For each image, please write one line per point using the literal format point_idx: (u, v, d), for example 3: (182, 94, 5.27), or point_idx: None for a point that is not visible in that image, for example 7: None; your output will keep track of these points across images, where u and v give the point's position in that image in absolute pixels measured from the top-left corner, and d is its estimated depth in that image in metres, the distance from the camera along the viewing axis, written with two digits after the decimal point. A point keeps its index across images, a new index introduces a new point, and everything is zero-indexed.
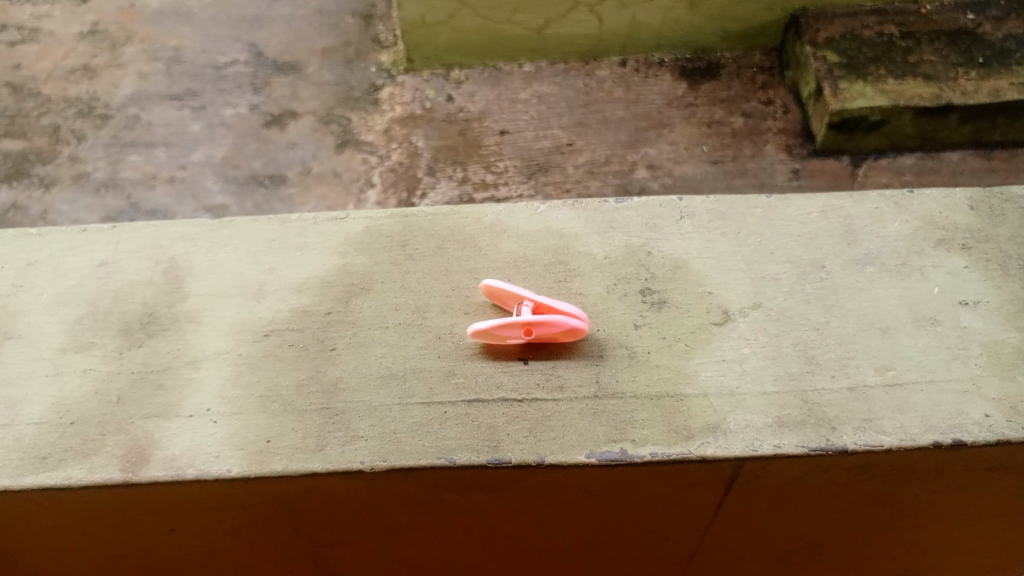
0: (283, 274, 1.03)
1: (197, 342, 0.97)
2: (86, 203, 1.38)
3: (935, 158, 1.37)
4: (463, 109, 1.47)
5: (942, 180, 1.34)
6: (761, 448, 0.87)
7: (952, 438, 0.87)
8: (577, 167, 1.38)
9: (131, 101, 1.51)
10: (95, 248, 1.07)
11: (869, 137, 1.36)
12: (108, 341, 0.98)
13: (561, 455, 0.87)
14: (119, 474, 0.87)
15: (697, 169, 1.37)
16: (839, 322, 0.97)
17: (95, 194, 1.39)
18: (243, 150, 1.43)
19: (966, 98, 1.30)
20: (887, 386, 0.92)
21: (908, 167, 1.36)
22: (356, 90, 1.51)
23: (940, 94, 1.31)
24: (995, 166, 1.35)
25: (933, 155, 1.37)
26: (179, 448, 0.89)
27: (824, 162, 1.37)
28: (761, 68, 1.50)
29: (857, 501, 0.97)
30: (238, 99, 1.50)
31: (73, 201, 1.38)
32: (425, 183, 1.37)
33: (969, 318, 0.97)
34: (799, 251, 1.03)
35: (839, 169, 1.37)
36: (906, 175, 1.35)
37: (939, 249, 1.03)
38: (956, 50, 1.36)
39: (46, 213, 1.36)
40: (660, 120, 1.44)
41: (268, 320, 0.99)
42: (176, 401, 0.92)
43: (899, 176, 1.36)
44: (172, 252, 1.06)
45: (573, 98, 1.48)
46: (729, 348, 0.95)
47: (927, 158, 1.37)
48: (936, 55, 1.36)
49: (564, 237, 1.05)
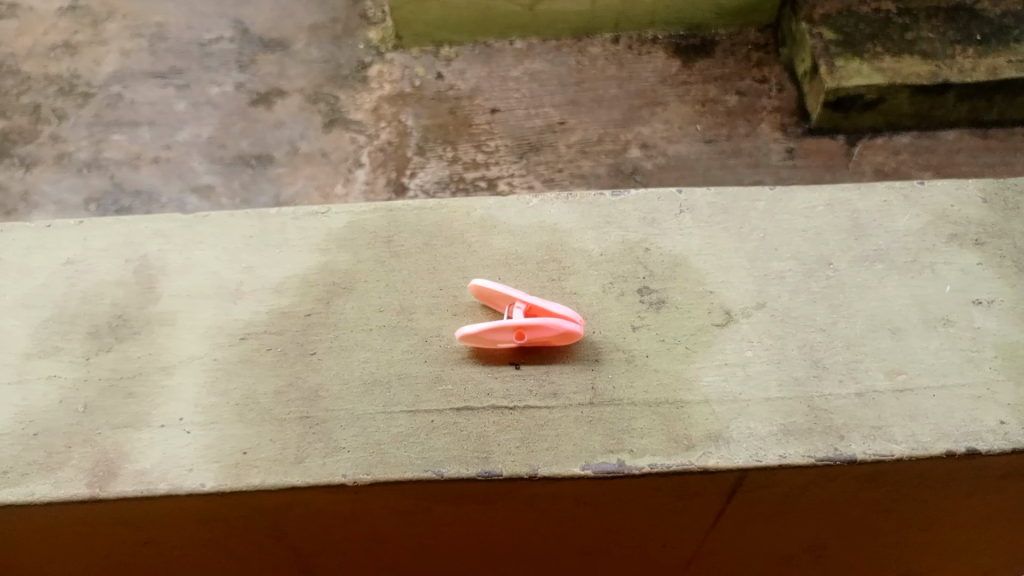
0: (262, 273, 0.98)
1: (171, 346, 0.92)
2: (69, 183, 1.32)
3: (933, 139, 1.32)
4: (453, 87, 1.41)
5: (939, 161, 1.30)
6: (766, 458, 0.82)
7: (966, 447, 0.83)
8: (569, 146, 1.33)
9: (113, 79, 1.44)
10: (62, 246, 1.01)
11: (866, 117, 1.31)
12: (76, 346, 0.93)
13: (555, 467, 0.82)
14: (86, 490, 0.82)
15: (692, 149, 1.32)
16: (846, 323, 0.92)
17: (78, 175, 1.33)
18: (229, 129, 1.37)
19: (964, 77, 1.25)
20: (897, 391, 0.87)
21: (905, 147, 1.31)
22: (345, 67, 1.45)
23: (939, 72, 1.26)
24: (994, 146, 1.31)
25: (930, 136, 1.32)
26: (151, 461, 0.84)
27: (820, 142, 1.32)
28: (756, 45, 1.44)
29: (864, 508, 0.93)
30: (223, 77, 1.44)
31: (56, 182, 1.32)
32: (415, 163, 1.32)
33: (982, 318, 0.93)
34: (804, 246, 0.98)
35: (835, 150, 1.32)
36: (903, 155, 1.30)
37: (951, 245, 0.99)
38: (954, 27, 1.31)
39: (28, 194, 1.30)
40: (654, 98, 1.38)
41: (245, 323, 0.93)
42: (147, 410, 0.87)
43: (895, 156, 1.31)
44: (145, 250, 1.01)
45: (566, 76, 1.42)
46: (731, 350, 0.90)
47: (924, 138, 1.32)
48: (934, 32, 1.30)
49: (559, 233, 1.00)
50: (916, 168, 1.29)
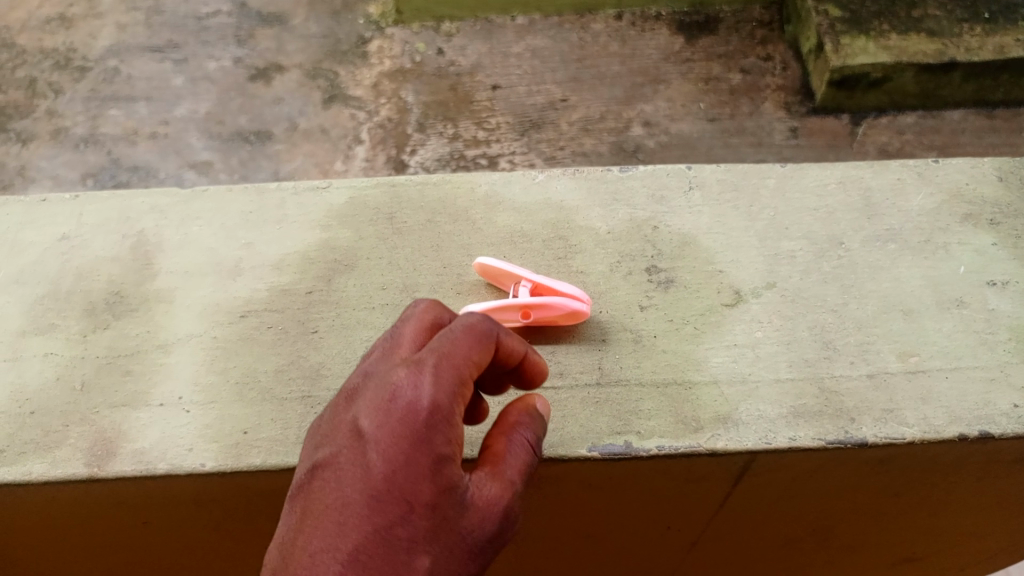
0: (260, 250, 0.96)
1: (169, 324, 0.90)
2: (66, 159, 1.30)
3: (938, 119, 1.29)
4: (454, 63, 1.38)
5: (944, 141, 1.27)
6: (775, 440, 0.81)
7: (978, 431, 0.82)
8: (572, 124, 1.30)
9: (110, 53, 1.41)
10: (56, 221, 0.99)
11: (871, 95, 1.28)
12: (71, 323, 0.91)
13: (561, 448, 0.80)
14: (83, 469, 0.80)
15: (695, 128, 1.30)
16: (857, 304, 0.90)
17: (75, 151, 1.31)
18: (227, 105, 1.34)
19: (972, 55, 1.22)
20: (909, 373, 0.86)
21: (910, 127, 1.29)
22: (344, 43, 1.41)
23: (946, 50, 1.23)
24: (1000, 126, 1.28)
25: (935, 116, 1.29)
26: (149, 441, 0.82)
27: (823, 122, 1.30)
28: (761, 23, 1.41)
29: (871, 491, 0.92)
30: (222, 52, 1.40)
31: (53, 157, 1.30)
32: (415, 140, 1.29)
33: (996, 300, 0.91)
34: (815, 226, 0.96)
35: (839, 129, 1.29)
36: (908, 135, 1.28)
37: (965, 224, 0.97)
38: (962, 4, 1.28)
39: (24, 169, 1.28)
40: (657, 76, 1.35)
41: (244, 301, 0.92)
42: (146, 388, 0.86)
43: (900, 136, 1.28)
44: (142, 225, 0.98)
45: (568, 53, 1.39)
46: (740, 331, 0.88)
47: (929, 118, 1.30)
48: (941, 10, 1.27)
49: (564, 210, 0.98)
50: (921, 148, 1.26)
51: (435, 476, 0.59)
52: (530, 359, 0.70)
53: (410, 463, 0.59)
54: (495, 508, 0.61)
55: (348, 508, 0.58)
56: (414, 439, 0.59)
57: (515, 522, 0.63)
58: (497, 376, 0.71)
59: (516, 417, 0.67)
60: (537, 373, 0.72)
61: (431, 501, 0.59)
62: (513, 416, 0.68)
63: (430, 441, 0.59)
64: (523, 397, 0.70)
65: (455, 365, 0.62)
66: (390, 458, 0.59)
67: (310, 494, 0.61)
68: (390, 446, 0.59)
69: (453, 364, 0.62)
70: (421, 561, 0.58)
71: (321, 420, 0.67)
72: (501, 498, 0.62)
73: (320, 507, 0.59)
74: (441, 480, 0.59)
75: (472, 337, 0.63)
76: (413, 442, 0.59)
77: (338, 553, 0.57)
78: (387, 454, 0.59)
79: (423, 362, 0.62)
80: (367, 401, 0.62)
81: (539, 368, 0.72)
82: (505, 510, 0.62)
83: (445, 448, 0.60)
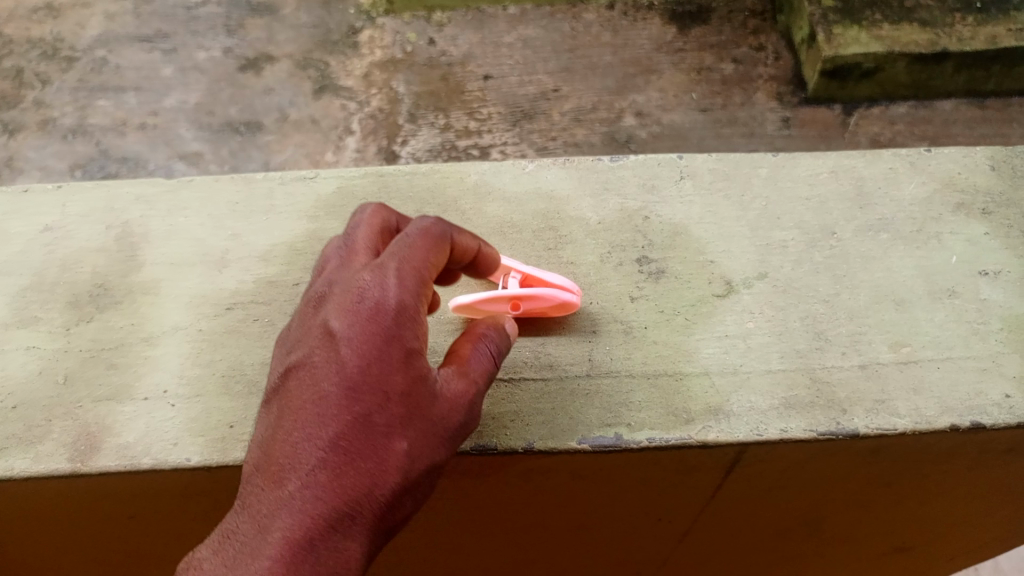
0: (248, 241, 0.94)
1: (155, 316, 0.89)
2: (54, 150, 1.28)
3: (929, 108, 1.29)
4: (445, 53, 1.36)
5: (935, 131, 1.26)
6: (766, 432, 0.80)
7: (969, 421, 0.81)
8: (563, 114, 1.29)
9: (98, 43, 1.39)
10: (40, 212, 0.98)
11: (862, 85, 1.28)
12: (55, 316, 0.90)
13: (551, 440, 0.80)
14: (67, 464, 0.79)
15: (687, 118, 1.29)
16: (849, 294, 0.90)
17: (63, 142, 1.29)
18: (217, 96, 1.33)
19: (964, 45, 1.22)
20: (901, 364, 0.85)
21: (901, 117, 1.28)
22: (335, 33, 1.39)
23: (938, 40, 1.22)
24: (991, 116, 1.28)
25: (926, 105, 1.29)
26: (134, 435, 0.81)
27: (815, 112, 1.29)
28: (753, 13, 1.40)
29: (863, 481, 0.92)
30: (211, 42, 1.39)
31: (41, 148, 1.29)
32: (406, 130, 1.28)
33: (989, 290, 0.90)
34: (808, 215, 0.96)
35: (831, 119, 1.28)
36: (899, 125, 1.27)
37: (958, 214, 0.96)
38: None
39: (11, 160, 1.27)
40: (649, 66, 1.34)
41: (231, 293, 0.90)
42: (131, 381, 0.85)
43: (892, 126, 1.27)
44: (127, 216, 0.97)
45: (560, 43, 1.37)
46: (731, 322, 0.88)
47: (920, 107, 1.29)
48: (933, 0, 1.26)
49: (555, 201, 0.97)
50: (912, 138, 1.26)
51: (404, 368, 0.65)
52: (483, 252, 0.78)
53: (382, 359, 0.65)
54: (462, 400, 0.67)
55: (325, 401, 0.64)
56: (384, 336, 0.65)
57: (478, 415, 0.69)
58: (450, 269, 0.79)
59: (484, 330, 0.72)
60: (489, 263, 0.80)
61: (403, 391, 0.64)
62: (480, 327, 0.73)
63: (400, 338, 0.65)
64: (493, 319, 0.75)
65: (416, 268, 0.68)
66: (362, 353, 0.65)
67: (288, 393, 0.66)
68: (361, 343, 0.65)
69: (414, 269, 0.68)
70: (397, 446, 0.63)
71: (292, 327, 0.72)
72: (468, 391, 0.68)
73: (298, 403, 0.65)
74: (411, 372, 0.65)
75: (428, 240, 0.70)
76: (383, 338, 0.65)
77: (319, 441, 0.63)
78: (359, 350, 0.65)
79: (385, 266, 0.68)
80: (335, 304, 0.67)
81: (491, 259, 0.80)
82: (471, 401, 0.68)
83: (413, 345, 0.66)
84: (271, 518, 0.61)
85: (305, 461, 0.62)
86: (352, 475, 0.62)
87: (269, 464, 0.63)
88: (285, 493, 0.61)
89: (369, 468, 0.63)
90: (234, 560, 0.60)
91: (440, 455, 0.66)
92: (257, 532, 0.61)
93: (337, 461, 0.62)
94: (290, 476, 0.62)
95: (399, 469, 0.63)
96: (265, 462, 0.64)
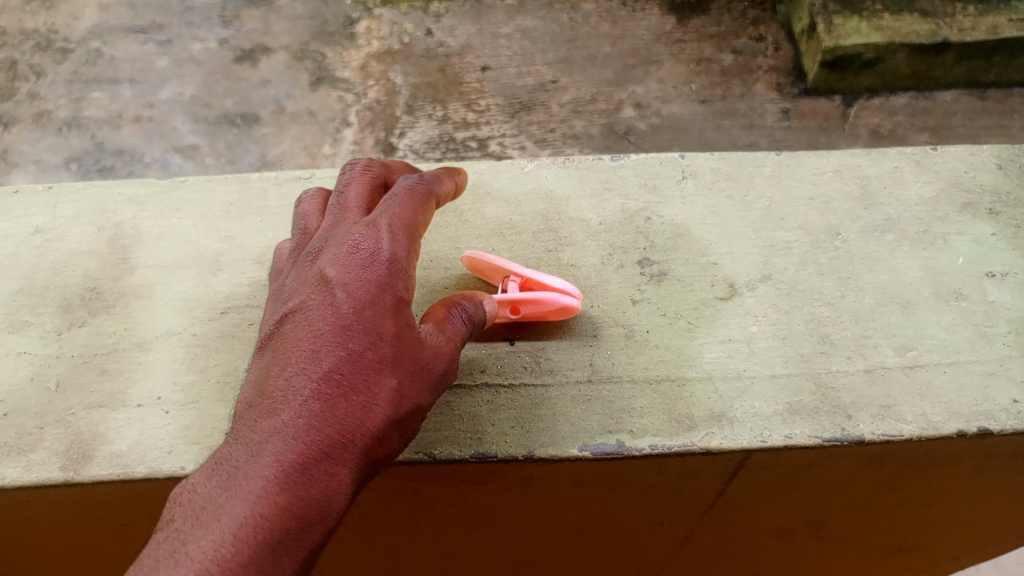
0: (242, 242, 0.93)
1: (148, 320, 0.87)
2: (49, 143, 1.27)
3: (931, 100, 1.27)
4: (443, 44, 1.33)
5: (936, 123, 1.25)
6: (770, 438, 0.79)
7: (977, 427, 0.80)
8: (562, 105, 1.28)
9: (92, 35, 1.37)
10: (30, 213, 0.96)
11: (863, 76, 1.25)
12: (46, 321, 0.88)
13: (552, 448, 0.78)
14: (58, 473, 0.78)
15: (686, 110, 1.27)
16: (855, 296, 0.88)
17: (58, 134, 1.27)
18: (213, 88, 1.31)
19: (965, 36, 1.20)
20: (907, 368, 0.84)
21: (902, 109, 1.26)
22: (331, 24, 1.36)
23: (939, 31, 1.20)
24: (992, 107, 1.26)
25: (927, 97, 1.27)
26: (127, 443, 0.79)
27: (815, 103, 1.27)
28: (753, 2, 1.36)
29: (868, 485, 0.90)
30: (206, 33, 1.36)
31: (35, 141, 1.27)
32: (404, 122, 1.26)
33: (996, 292, 0.89)
34: (812, 215, 0.94)
35: (831, 111, 1.26)
36: (900, 117, 1.26)
37: (964, 214, 0.95)
38: None
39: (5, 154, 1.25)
40: (648, 57, 1.32)
41: (225, 296, 0.89)
42: (124, 388, 0.83)
43: (892, 118, 1.26)
44: (119, 218, 0.95)
45: (558, 33, 1.35)
46: (735, 325, 0.86)
47: (921, 99, 1.27)
48: None
49: (555, 201, 0.96)
50: (913, 130, 1.24)
51: (395, 311, 0.68)
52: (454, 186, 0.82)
53: (375, 302, 0.67)
54: (446, 350, 0.70)
55: (318, 338, 0.66)
56: (377, 282, 0.68)
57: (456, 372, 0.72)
58: None
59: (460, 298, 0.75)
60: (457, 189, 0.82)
61: (393, 333, 0.67)
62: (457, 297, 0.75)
63: (391, 286, 0.69)
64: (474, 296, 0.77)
65: (405, 225, 0.73)
66: (355, 297, 0.67)
67: (279, 337, 0.68)
68: (356, 288, 0.68)
69: (406, 226, 0.72)
70: (388, 382, 0.65)
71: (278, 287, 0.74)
72: (449, 344, 0.71)
73: (292, 343, 0.66)
74: (401, 318, 0.68)
75: (415, 200, 0.75)
76: (376, 285, 0.68)
77: (312, 373, 0.64)
78: (353, 294, 0.68)
79: (378, 223, 0.72)
80: (329, 256, 0.71)
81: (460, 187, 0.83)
82: (453, 352, 0.71)
83: (402, 294, 0.69)
84: (264, 443, 0.61)
85: (298, 391, 0.63)
86: (345, 405, 0.63)
87: (260, 398, 0.64)
88: (279, 421, 0.62)
89: (360, 402, 0.64)
90: (226, 482, 0.59)
91: (425, 398, 0.68)
92: (249, 456, 0.60)
93: (330, 393, 0.63)
94: (283, 406, 0.63)
95: (389, 405, 0.65)
96: (258, 397, 0.64)
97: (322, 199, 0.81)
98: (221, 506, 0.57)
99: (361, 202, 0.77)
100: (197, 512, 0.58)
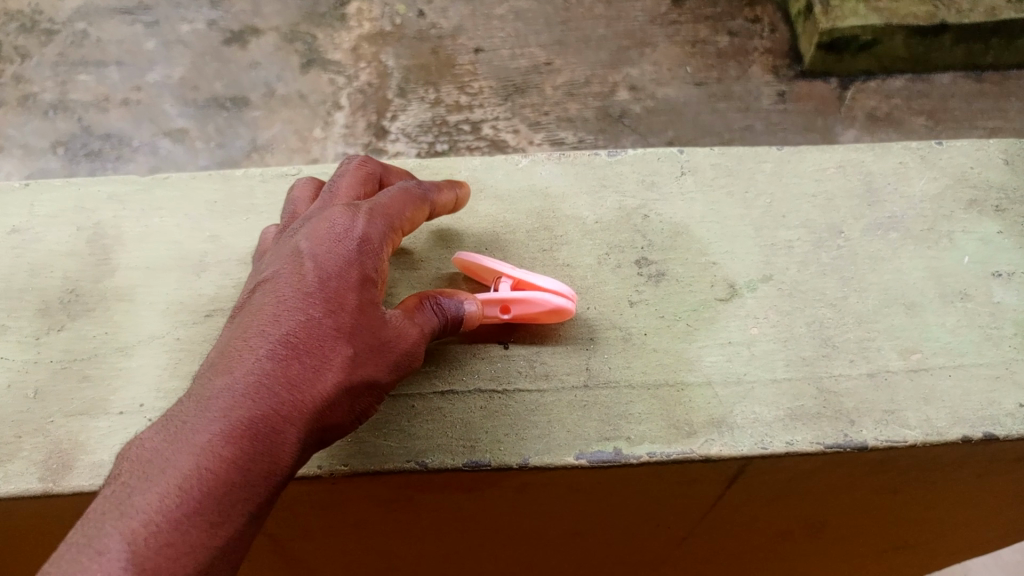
0: (228, 242, 0.90)
1: (129, 324, 0.85)
2: (36, 127, 1.23)
3: (927, 83, 1.23)
4: (436, 26, 1.30)
5: (933, 106, 1.21)
6: (772, 445, 0.77)
7: (982, 432, 0.78)
8: (555, 88, 1.24)
9: (78, 15, 1.33)
10: (8, 212, 0.93)
11: (860, 59, 1.22)
12: (24, 325, 0.85)
13: (547, 456, 0.76)
14: (37, 484, 0.75)
15: (682, 93, 1.24)
16: (857, 298, 0.86)
17: (45, 118, 1.24)
18: (202, 70, 1.27)
19: (963, 18, 1.16)
20: (912, 372, 0.81)
21: (898, 91, 1.23)
22: (321, 4, 1.32)
23: (937, 13, 1.16)
24: (988, 90, 1.23)
25: (925, 80, 1.23)
26: (109, 453, 0.77)
27: (812, 86, 1.23)
28: None
29: (869, 488, 0.88)
30: (194, 14, 1.33)
31: (22, 125, 1.24)
32: (395, 106, 1.23)
33: (1002, 293, 0.87)
34: (813, 213, 0.92)
35: (827, 94, 1.23)
36: (896, 99, 1.22)
37: (970, 212, 0.92)
38: None
39: None
40: (644, 38, 1.29)
41: (210, 298, 0.86)
42: (105, 395, 0.80)
43: (888, 100, 1.22)
44: (99, 216, 0.92)
45: (553, 14, 1.32)
46: (735, 328, 0.84)
47: (918, 82, 1.23)
48: None
49: (550, 198, 0.93)
50: (909, 113, 1.21)
51: (362, 285, 0.67)
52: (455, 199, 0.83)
53: (342, 276, 0.67)
54: (412, 332, 0.69)
55: (280, 304, 0.64)
56: (347, 258, 0.68)
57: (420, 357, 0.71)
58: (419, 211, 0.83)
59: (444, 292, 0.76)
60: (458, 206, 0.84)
61: (357, 306, 0.66)
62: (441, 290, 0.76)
63: (361, 263, 0.68)
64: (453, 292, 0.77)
65: (386, 213, 0.73)
66: (324, 269, 0.67)
67: (245, 306, 0.66)
68: (325, 261, 0.67)
69: (385, 213, 0.73)
70: (347, 351, 0.64)
71: (255, 268, 0.73)
72: (418, 331, 0.70)
73: (257, 309, 0.65)
74: (367, 294, 0.67)
75: (404, 195, 0.76)
76: (346, 260, 0.67)
77: (272, 336, 0.62)
78: (322, 266, 0.67)
79: (358, 206, 0.72)
80: (303, 232, 0.70)
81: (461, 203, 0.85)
82: (420, 337, 0.70)
83: (371, 272, 0.68)
84: (214, 398, 0.58)
85: (255, 352, 0.61)
86: (300, 367, 0.62)
87: (217, 359, 0.62)
88: (233, 377, 0.60)
89: (316, 367, 0.62)
90: (173, 433, 0.57)
91: (385, 373, 0.67)
92: (199, 409, 0.58)
93: (287, 356, 0.62)
94: (238, 365, 0.61)
95: (345, 371, 0.63)
96: (214, 356, 0.62)
97: (314, 187, 0.80)
98: (167, 457, 0.55)
99: (354, 192, 0.76)
100: (142, 462, 0.55)
